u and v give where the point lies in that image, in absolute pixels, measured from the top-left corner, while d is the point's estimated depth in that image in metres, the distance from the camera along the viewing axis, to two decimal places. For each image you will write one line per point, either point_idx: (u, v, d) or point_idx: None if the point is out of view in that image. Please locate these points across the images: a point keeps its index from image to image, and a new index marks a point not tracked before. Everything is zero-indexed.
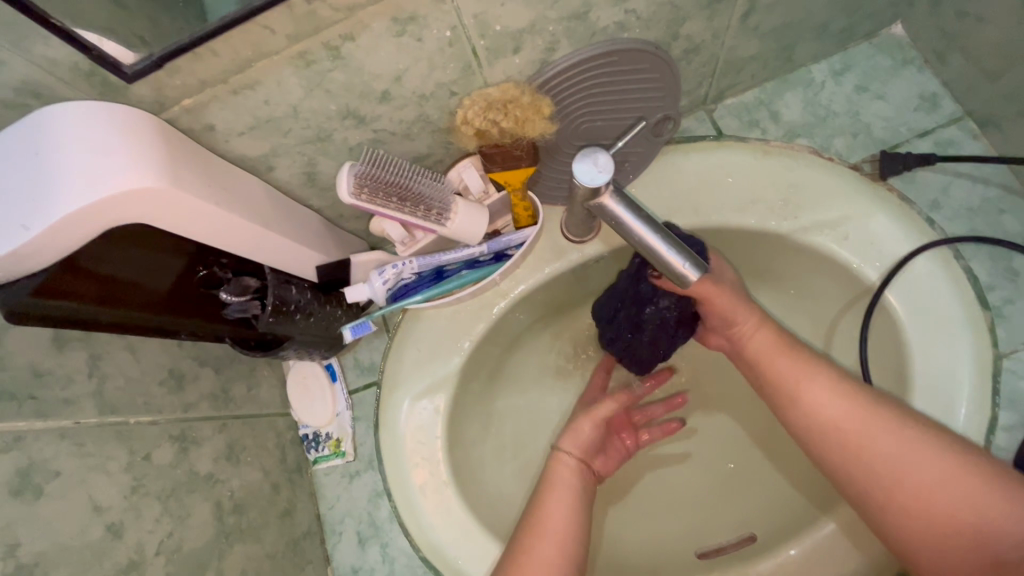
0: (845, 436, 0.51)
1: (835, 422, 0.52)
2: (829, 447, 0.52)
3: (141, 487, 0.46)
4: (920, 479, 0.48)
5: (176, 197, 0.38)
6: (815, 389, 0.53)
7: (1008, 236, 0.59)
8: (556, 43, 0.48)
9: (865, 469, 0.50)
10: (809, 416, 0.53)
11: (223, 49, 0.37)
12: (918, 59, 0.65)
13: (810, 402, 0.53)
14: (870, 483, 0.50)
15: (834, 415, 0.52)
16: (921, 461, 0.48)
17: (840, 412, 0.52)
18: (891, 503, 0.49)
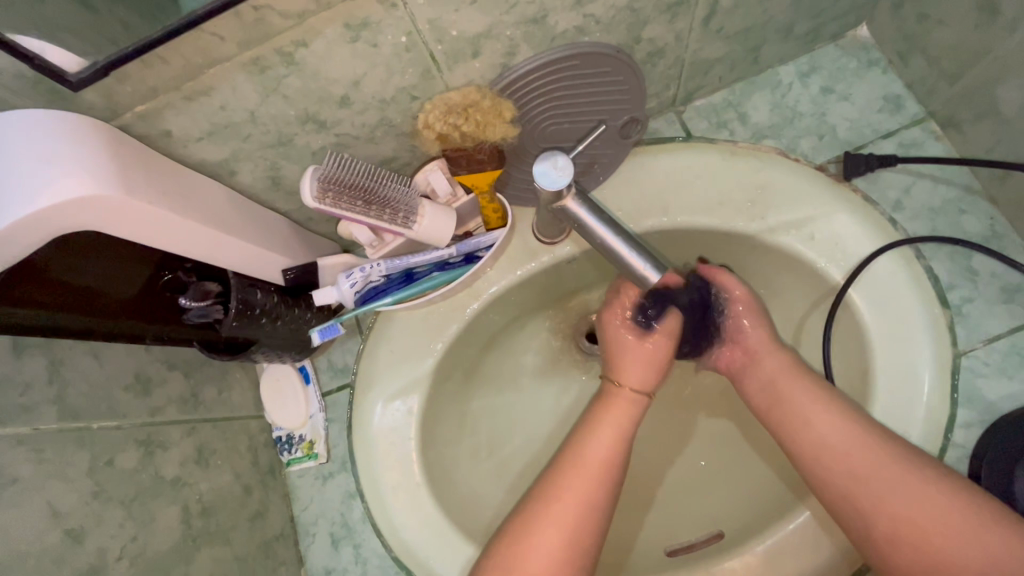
0: (851, 469, 0.51)
1: (844, 454, 0.52)
2: (838, 484, 0.51)
3: (104, 492, 0.46)
4: (923, 517, 0.47)
5: (128, 204, 0.38)
6: (823, 420, 0.54)
7: (968, 236, 0.60)
8: (516, 48, 0.48)
9: (872, 504, 0.49)
10: (816, 448, 0.53)
11: (172, 56, 0.37)
12: (883, 61, 0.65)
13: (819, 434, 0.53)
14: (874, 520, 0.49)
15: (842, 447, 0.52)
16: (927, 499, 0.48)
17: (852, 445, 0.52)
18: (894, 540, 0.48)
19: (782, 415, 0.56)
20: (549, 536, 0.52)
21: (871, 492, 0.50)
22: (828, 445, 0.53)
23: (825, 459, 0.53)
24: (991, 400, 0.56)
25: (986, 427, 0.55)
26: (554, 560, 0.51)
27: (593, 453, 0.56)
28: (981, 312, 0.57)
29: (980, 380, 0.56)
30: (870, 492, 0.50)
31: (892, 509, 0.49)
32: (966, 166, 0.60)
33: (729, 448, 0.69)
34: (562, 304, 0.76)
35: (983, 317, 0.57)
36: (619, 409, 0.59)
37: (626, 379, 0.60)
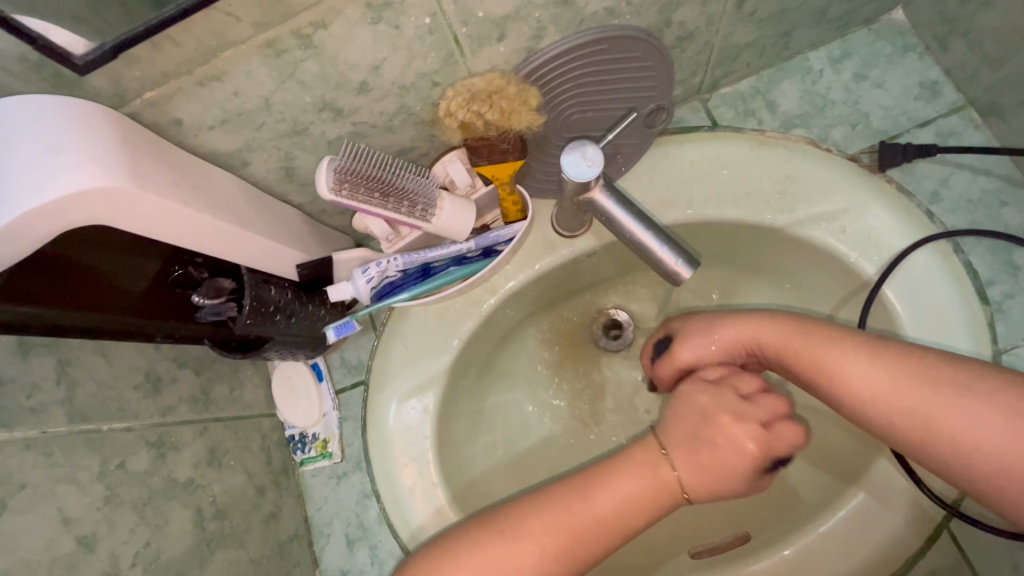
0: (892, 406, 0.46)
1: (878, 393, 0.47)
2: (883, 420, 0.47)
3: (115, 497, 0.44)
4: (986, 435, 0.42)
5: (131, 194, 0.36)
6: (847, 360, 0.48)
7: (1009, 229, 0.57)
8: (542, 31, 0.45)
9: (926, 434, 0.45)
10: (847, 393, 0.48)
11: (183, 38, 0.34)
12: (919, 46, 0.63)
13: (846, 377, 0.48)
14: (934, 448, 0.45)
15: (874, 387, 0.47)
16: (983, 417, 0.43)
17: (883, 384, 0.46)
18: (960, 465, 0.44)
19: (803, 367, 0.51)
20: (557, 522, 0.48)
21: (923, 422, 0.45)
22: (858, 386, 0.47)
23: (861, 400, 0.47)
24: None
25: None
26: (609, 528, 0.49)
27: (615, 493, 0.50)
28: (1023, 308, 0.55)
29: None
30: (921, 423, 0.45)
31: (952, 434, 0.43)
32: (1008, 156, 0.57)
33: None
34: (580, 299, 0.74)
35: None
36: (638, 485, 0.50)
37: (681, 470, 0.50)
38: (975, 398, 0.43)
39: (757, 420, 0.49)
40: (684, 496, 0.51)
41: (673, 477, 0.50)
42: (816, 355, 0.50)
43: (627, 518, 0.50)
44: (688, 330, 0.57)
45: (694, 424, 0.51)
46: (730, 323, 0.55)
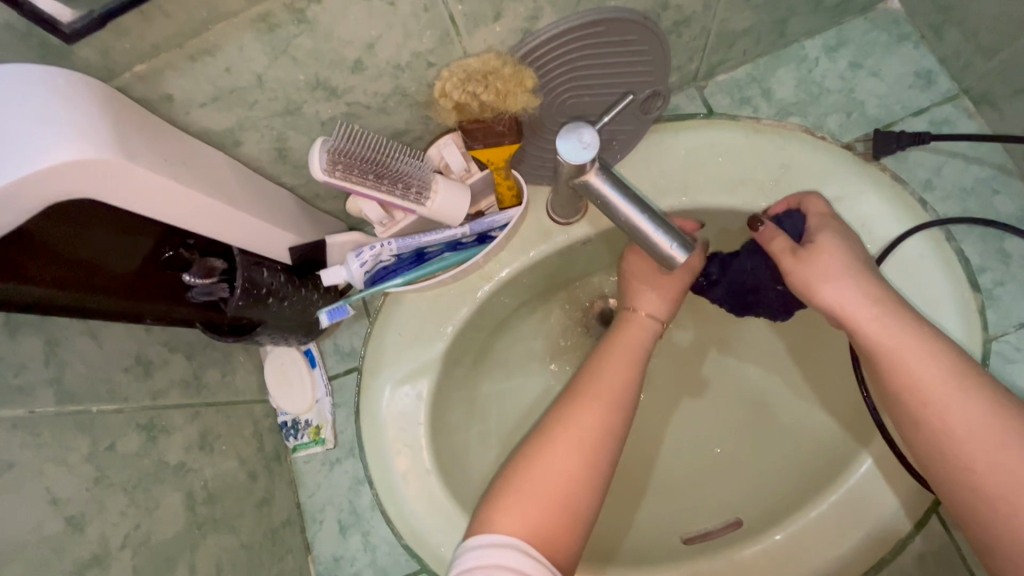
0: (993, 470, 0.42)
1: (980, 449, 0.43)
2: (968, 477, 0.43)
3: (105, 478, 0.44)
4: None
5: (131, 173, 0.36)
6: (962, 406, 0.44)
7: (1001, 218, 0.58)
8: (539, 11, 0.45)
9: (1009, 509, 0.41)
10: (949, 443, 0.44)
11: (173, 9, 0.34)
12: (914, 35, 0.63)
13: (942, 396, 0.44)
14: (1008, 526, 0.41)
15: (981, 440, 0.43)
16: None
17: (991, 439, 0.42)
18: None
19: (908, 396, 0.46)
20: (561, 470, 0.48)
21: (1011, 493, 0.41)
22: (963, 436, 0.43)
23: (937, 418, 0.44)
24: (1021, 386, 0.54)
25: None
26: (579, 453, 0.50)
27: (607, 385, 0.54)
28: (1012, 296, 0.56)
29: (1009, 365, 0.55)
30: (1011, 497, 0.41)
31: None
32: (1000, 144, 0.58)
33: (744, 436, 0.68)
34: (574, 288, 0.74)
35: (1015, 301, 0.56)
36: (639, 332, 0.59)
37: (638, 303, 0.61)
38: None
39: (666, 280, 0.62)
40: (660, 322, 0.61)
41: (647, 312, 0.60)
42: (930, 385, 0.45)
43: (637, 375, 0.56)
44: (823, 270, 0.50)
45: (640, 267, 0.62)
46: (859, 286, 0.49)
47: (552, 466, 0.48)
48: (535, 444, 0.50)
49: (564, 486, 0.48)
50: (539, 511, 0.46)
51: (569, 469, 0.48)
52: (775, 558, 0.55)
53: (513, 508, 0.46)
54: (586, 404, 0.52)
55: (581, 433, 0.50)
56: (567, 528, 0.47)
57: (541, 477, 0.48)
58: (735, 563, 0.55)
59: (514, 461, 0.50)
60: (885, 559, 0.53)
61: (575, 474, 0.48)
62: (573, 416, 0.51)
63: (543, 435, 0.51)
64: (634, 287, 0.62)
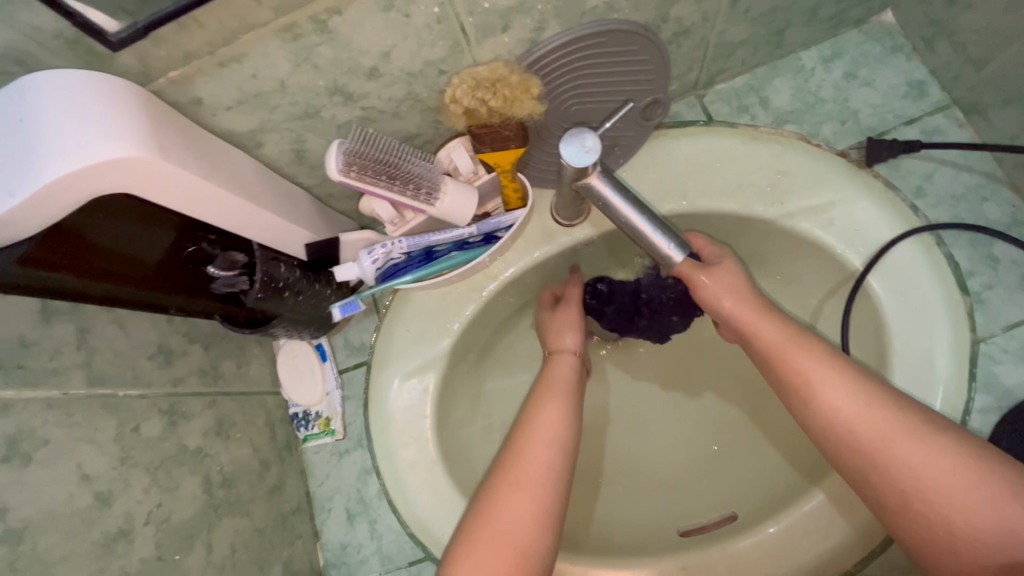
0: (864, 436, 0.47)
1: (849, 419, 0.48)
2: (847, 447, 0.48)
3: (130, 458, 0.47)
4: (936, 479, 0.44)
5: (165, 172, 0.39)
6: (833, 386, 0.49)
7: (990, 223, 0.60)
8: (544, 23, 0.48)
9: (884, 470, 0.46)
10: (825, 418, 0.49)
11: (208, 19, 0.36)
12: (907, 47, 0.65)
13: (824, 391, 0.49)
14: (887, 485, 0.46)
15: (850, 413, 0.48)
16: (938, 463, 0.44)
17: (859, 413, 0.47)
18: (906, 504, 0.45)
19: (796, 393, 0.51)
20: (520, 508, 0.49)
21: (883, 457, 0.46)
22: (835, 411, 0.48)
23: (822, 411, 0.49)
24: (1008, 386, 0.56)
25: (1002, 413, 0.55)
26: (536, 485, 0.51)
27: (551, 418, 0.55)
28: (1001, 299, 0.57)
29: (998, 366, 0.56)
30: (882, 458, 0.46)
31: (904, 472, 0.45)
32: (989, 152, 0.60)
33: (741, 433, 0.70)
34: None
35: (1004, 304, 0.57)
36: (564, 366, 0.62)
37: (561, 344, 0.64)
38: (936, 441, 0.45)
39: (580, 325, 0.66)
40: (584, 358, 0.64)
41: (569, 350, 0.63)
42: (804, 369, 0.51)
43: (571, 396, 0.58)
44: (717, 283, 0.57)
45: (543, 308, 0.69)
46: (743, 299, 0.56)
47: (513, 510, 0.49)
48: (498, 484, 0.51)
49: (522, 528, 0.48)
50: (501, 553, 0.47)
51: (527, 508, 0.49)
52: (769, 550, 0.57)
53: (479, 552, 0.47)
54: (539, 434, 0.54)
55: (533, 471, 0.51)
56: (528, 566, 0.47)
57: (503, 523, 0.48)
58: (729, 555, 0.57)
59: (479, 501, 0.51)
60: (870, 557, 0.55)
61: (533, 511, 0.49)
62: (526, 451, 0.53)
63: (507, 474, 0.51)
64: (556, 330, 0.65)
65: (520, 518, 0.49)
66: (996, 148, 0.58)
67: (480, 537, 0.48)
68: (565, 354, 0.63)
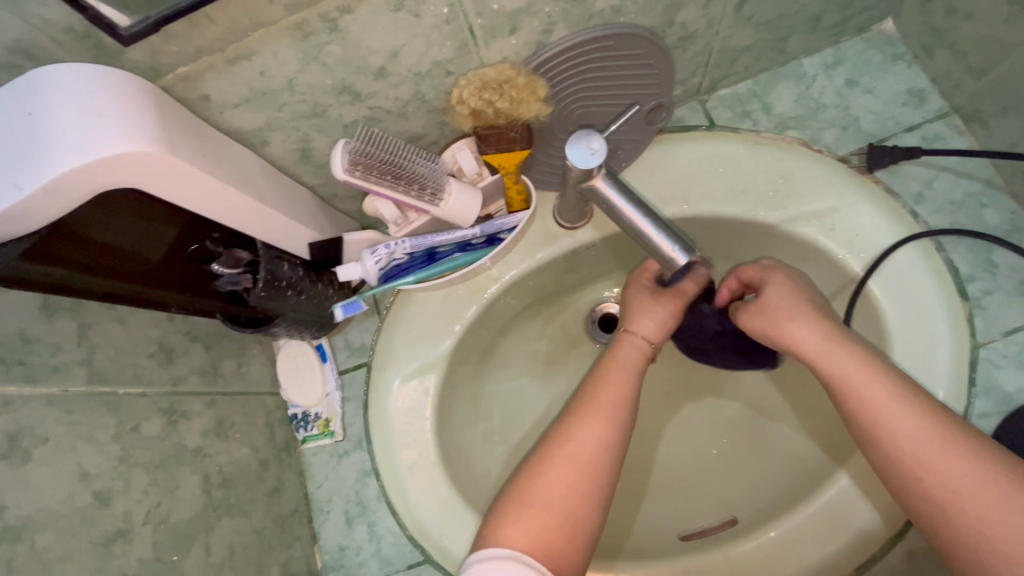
0: (921, 448, 0.45)
1: (925, 457, 0.45)
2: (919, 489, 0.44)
3: (130, 457, 0.46)
4: (1015, 536, 0.41)
5: (173, 163, 0.39)
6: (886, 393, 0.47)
7: (989, 230, 0.60)
8: (552, 25, 0.48)
9: (958, 517, 0.43)
10: (897, 452, 0.46)
11: (219, 16, 0.37)
12: (908, 55, 0.66)
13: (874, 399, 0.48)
14: (958, 533, 0.43)
15: (927, 453, 0.45)
16: (1022, 519, 0.41)
17: (934, 448, 0.44)
18: (973, 551, 0.42)
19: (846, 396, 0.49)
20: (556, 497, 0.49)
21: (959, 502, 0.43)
22: (912, 449, 0.45)
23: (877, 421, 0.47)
24: (1007, 391, 0.56)
25: (1002, 418, 0.56)
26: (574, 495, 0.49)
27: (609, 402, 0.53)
28: (1000, 304, 0.58)
29: (998, 371, 0.57)
30: (942, 474, 0.44)
31: (980, 522, 0.42)
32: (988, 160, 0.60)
33: (743, 439, 0.70)
34: (578, 292, 0.77)
35: (1003, 310, 0.58)
36: (629, 350, 0.58)
37: (637, 326, 0.59)
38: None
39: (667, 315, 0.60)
40: (653, 344, 0.59)
41: (640, 333, 0.59)
42: (854, 377, 0.49)
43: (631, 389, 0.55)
44: (783, 283, 0.56)
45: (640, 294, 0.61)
46: (812, 326, 0.52)
47: (555, 481, 0.49)
48: (536, 459, 0.51)
49: (568, 502, 0.49)
50: (544, 528, 0.47)
51: (573, 484, 0.49)
52: (770, 554, 0.57)
53: (520, 525, 0.47)
54: (592, 421, 0.52)
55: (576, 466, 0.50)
56: (568, 541, 0.48)
57: (545, 498, 0.49)
58: (730, 558, 0.57)
59: (518, 475, 0.51)
60: (869, 561, 0.55)
61: (581, 490, 0.49)
62: (577, 432, 0.52)
63: (549, 448, 0.51)
64: (636, 308, 0.61)
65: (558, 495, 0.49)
66: (996, 155, 0.58)
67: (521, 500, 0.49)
68: (637, 338, 0.59)
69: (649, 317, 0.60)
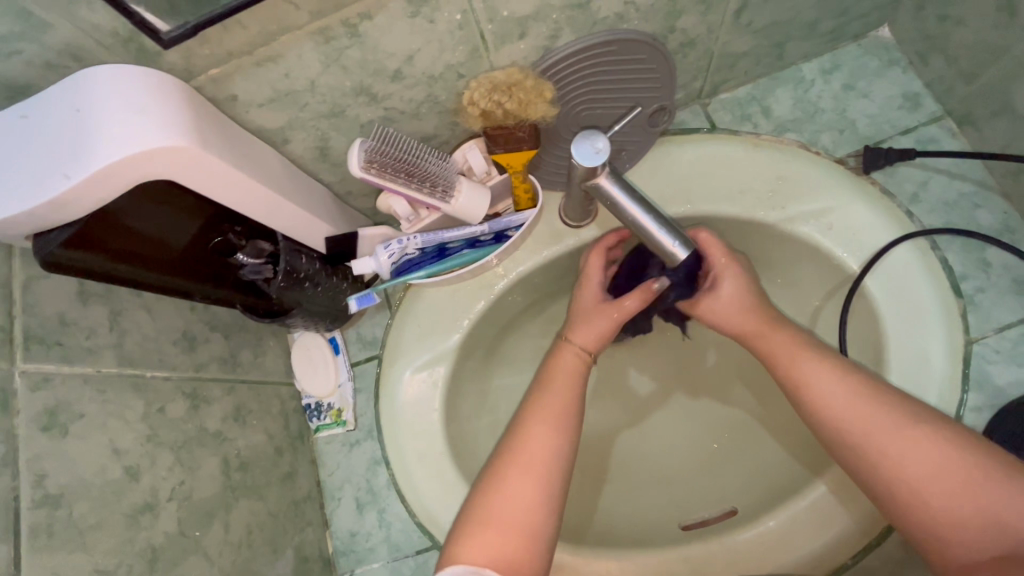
0: (863, 432, 0.49)
1: (850, 418, 0.49)
2: (849, 445, 0.49)
3: (156, 437, 0.49)
4: (928, 476, 0.45)
5: (203, 159, 0.42)
6: (829, 383, 0.51)
7: (982, 229, 0.62)
8: (559, 31, 0.51)
9: (882, 469, 0.47)
10: (828, 418, 0.51)
11: (249, 21, 0.39)
12: (903, 61, 0.68)
13: (818, 390, 0.52)
14: (887, 483, 0.47)
15: (851, 413, 0.49)
16: (934, 459, 0.45)
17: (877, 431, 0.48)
18: (901, 495, 0.46)
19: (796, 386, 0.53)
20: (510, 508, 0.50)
21: (881, 455, 0.47)
22: (845, 416, 0.50)
23: (823, 409, 0.51)
24: (1000, 385, 0.58)
25: (994, 411, 0.57)
26: (527, 506, 0.50)
27: (545, 425, 0.55)
28: (993, 301, 0.60)
29: (990, 366, 0.58)
30: (882, 455, 0.47)
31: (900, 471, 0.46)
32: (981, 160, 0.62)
33: (743, 433, 0.72)
34: None
35: (995, 306, 0.59)
36: (566, 359, 0.60)
37: (575, 334, 0.61)
38: (933, 438, 0.46)
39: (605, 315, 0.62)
40: (590, 353, 0.61)
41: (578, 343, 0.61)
42: (802, 370, 0.53)
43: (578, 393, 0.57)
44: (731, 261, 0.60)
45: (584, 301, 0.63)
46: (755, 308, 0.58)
47: (512, 499, 0.50)
48: (493, 478, 0.52)
49: (528, 516, 0.49)
50: (502, 542, 0.48)
51: (527, 497, 0.50)
52: (767, 542, 0.58)
53: (479, 541, 0.48)
54: (539, 426, 0.54)
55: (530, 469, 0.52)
56: (529, 549, 0.48)
57: (503, 515, 0.49)
58: (729, 546, 0.59)
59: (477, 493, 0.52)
60: (866, 549, 0.57)
61: (535, 499, 0.50)
62: (523, 446, 0.53)
63: (500, 469, 0.52)
64: (578, 319, 0.63)
65: (517, 504, 0.50)
66: (989, 156, 0.60)
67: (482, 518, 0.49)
68: (573, 345, 0.61)
69: (589, 326, 0.61)
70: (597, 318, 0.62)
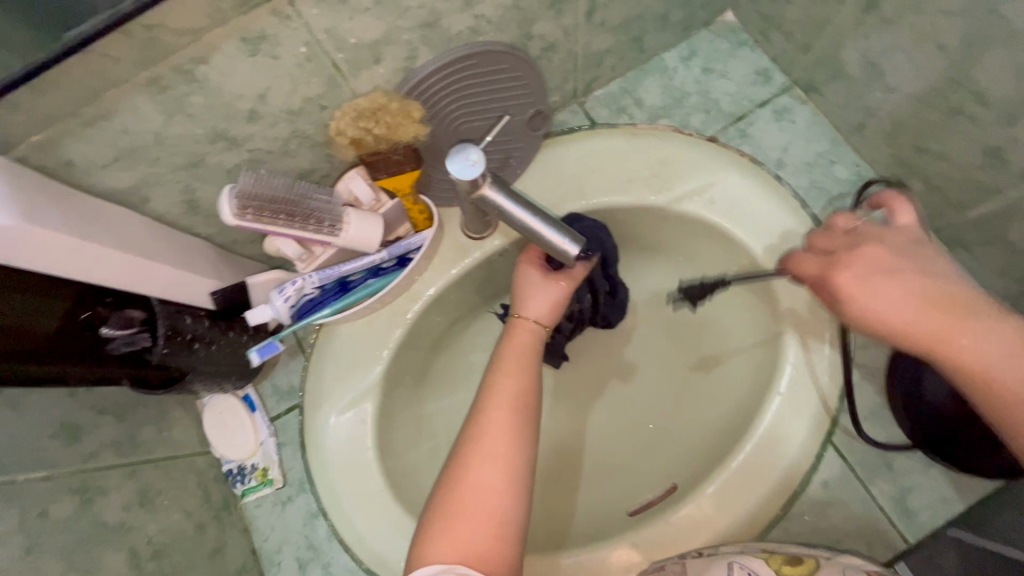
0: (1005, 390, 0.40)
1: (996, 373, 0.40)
2: (1003, 406, 0.40)
3: (39, 545, 0.44)
4: None
5: (37, 234, 0.39)
6: (951, 329, 0.41)
7: (840, 183, 0.68)
8: (415, 51, 0.51)
9: None
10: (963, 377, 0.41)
11: (64, 81, 0.37)
12: (750, 40, 0.73)
13: (943, 340, 0.41)
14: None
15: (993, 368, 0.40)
16: None
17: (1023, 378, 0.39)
18: None
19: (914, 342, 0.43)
20: (478, 492, 0.47)
21: None
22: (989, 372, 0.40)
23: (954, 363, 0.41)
24: None
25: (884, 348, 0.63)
26: (499, 491, 0.48)
27: (502, 394, 0.53)
28: None
29: None
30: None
31: None
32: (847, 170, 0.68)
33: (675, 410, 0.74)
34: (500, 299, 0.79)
35: None
36: (520, 337, 0.59)
37: (528, 311, 0.61)
38: None
39: (551, 286, 0.62)
40: (546, 326, 0.61)
41: (532, 318, 0.61)
42: (934, 327, 0.42)
43: (529, 374, 0.56)
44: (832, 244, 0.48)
45: (531, 281, 0.63)
46: (867, 275, 0.44)
47: (479, 483, 0.48)
48: (456, 471, 0.49)
49: (497, 501, 0.47)
50: (471, 531, 0.46)
51: (495, 480, 0.48)
52: (709, 513, 0.60)
53: (448, 539, 0.45)
54: (494, 419, 0.51)
55: (494, 445, 0.50)
56: (501, 538, 0.46)
57: (473, 507, 0.47)
58: (675, 524, 0.60)
59: (439, 489, 0.49)
60: (792, 499, 0.60)
61: (501, 480, 0.48)
62: (483, 431, 0.51)
63: (461, 462, 0.50)
64: (525, 295, 0.62)
65: (487, 484, 0.48)
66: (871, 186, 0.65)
67: (444, 511, 0.47)
68: (527, 321, 0.61)
69: (536, 300, 0.61)
70: (544, 295, 0.62)
